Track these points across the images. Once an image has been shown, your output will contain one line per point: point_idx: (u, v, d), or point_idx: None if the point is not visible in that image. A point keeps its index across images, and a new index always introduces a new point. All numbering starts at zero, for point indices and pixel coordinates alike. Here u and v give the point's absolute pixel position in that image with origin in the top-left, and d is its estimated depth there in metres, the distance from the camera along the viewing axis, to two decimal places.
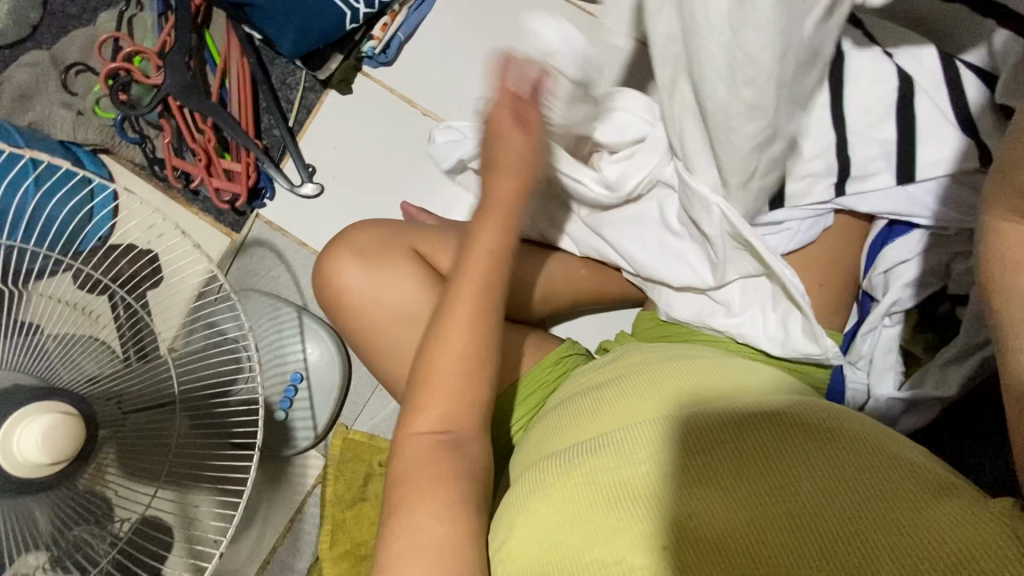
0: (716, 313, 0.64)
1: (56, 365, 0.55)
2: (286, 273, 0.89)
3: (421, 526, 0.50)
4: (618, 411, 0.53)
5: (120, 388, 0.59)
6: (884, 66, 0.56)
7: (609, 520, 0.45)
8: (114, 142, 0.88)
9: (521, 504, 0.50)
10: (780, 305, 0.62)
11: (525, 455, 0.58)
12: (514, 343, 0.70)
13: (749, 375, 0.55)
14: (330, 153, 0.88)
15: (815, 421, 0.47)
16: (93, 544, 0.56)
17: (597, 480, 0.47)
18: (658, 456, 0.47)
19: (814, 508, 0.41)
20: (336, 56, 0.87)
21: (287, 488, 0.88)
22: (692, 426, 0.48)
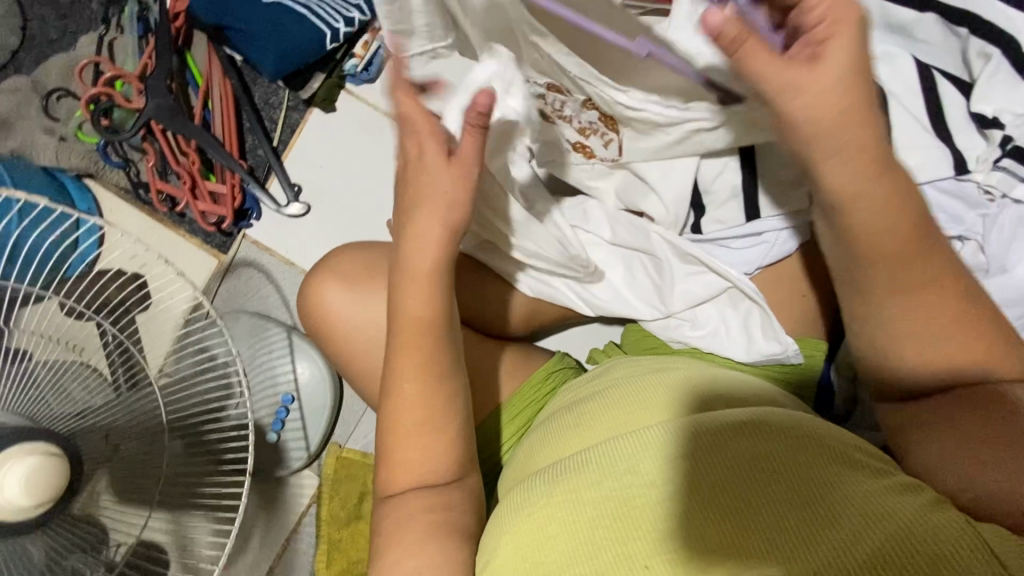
0: (683, 327, 0.66)
1: (46, 397, 0.55)
2: (275, 293, 0.88)
3: (411, 551, 0.52)
4: (602, 425, 0.54)
5: (109, 419, 0.59)
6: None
7: (596, 529, 0.45)
8: (98, 167, 0.88)
9: (511, 520, 0.49)
10: (742, 305, 0.64)
11: (513, 473, 0.58)
12: (504, 359, 0.70)
13: (734, 386, 0.56)
14: (314, 171, 0.88)
15: (796, 430, 0.47)
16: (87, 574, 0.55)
17: (583, 488, 0.47)
18: (642, 464, 0.47)
19: (796, 515, 0.41)
20: (318, 75, 0.86)
21: (279, 509, 0.88)
22: (686, 434, 0.47)
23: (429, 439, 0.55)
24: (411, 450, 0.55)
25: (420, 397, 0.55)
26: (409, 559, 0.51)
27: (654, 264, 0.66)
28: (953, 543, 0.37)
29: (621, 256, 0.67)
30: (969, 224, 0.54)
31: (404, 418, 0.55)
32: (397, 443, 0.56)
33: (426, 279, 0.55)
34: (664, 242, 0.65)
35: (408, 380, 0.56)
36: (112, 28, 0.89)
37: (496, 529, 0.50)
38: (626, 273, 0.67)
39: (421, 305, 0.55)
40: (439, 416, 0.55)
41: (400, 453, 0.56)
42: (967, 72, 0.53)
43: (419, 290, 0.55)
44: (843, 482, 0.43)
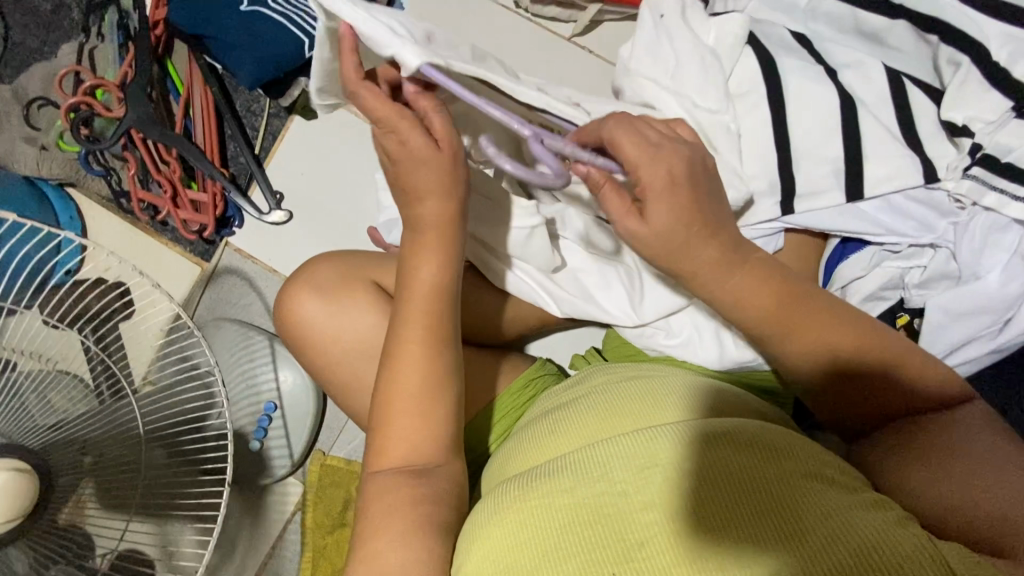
0: (658, 336, 0.65)
1: (29, 406, 0.56)
2: (257, 300, 0.88)
3: (390, 552, 0.50)
4: (577, 434, 0.53)
5: (95, 428, 0.59)
6: (826, 86, 0.54)
7: (568, 537, 0.44)
8: (79, 176, 0.88)
9: (483, 528, 0.48)
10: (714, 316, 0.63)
11: (488, 482, 0.58)
12: (483, 367, 0.70)
13: (710, 392, 0.55)
14: (296, 179, 0.88)
15: (769, 440, 0.47)
16: None
17: (556, 496, 0.46)
18: (616, 472, 0.46)
19: (766, 530, 0.41)
20: (298, 83, 0.85)
21: (264, 515, 0.88)
22: (659, 441, 0.47)
23: (411, 442, 0.54)
24: (393, 453, 0.54)
25: (422, 371, 0.54)
26: (388, 559, 0.50)
27: (623, 272, 0.67)
28: (918, 560, 0.37)
29: (595, 263, 0.68)
30: (940, 231, 0.54)
31: (387, 416, 0.54)
32: (376, 450, 0.55)
33: (436, 244, 0.54)
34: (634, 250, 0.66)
35: (412, 355, 0.54)
36: (92, 36, 0.89)
37: (468, 536, 0.49)
38: (600, 278, 0.67)
39: (427, 294, 0.54)
40: (426, 425, 0.54)
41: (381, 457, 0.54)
42: (939, 80, 0.54)
43: (433, 258, 0.54)
44: (813, 491, 0.43)
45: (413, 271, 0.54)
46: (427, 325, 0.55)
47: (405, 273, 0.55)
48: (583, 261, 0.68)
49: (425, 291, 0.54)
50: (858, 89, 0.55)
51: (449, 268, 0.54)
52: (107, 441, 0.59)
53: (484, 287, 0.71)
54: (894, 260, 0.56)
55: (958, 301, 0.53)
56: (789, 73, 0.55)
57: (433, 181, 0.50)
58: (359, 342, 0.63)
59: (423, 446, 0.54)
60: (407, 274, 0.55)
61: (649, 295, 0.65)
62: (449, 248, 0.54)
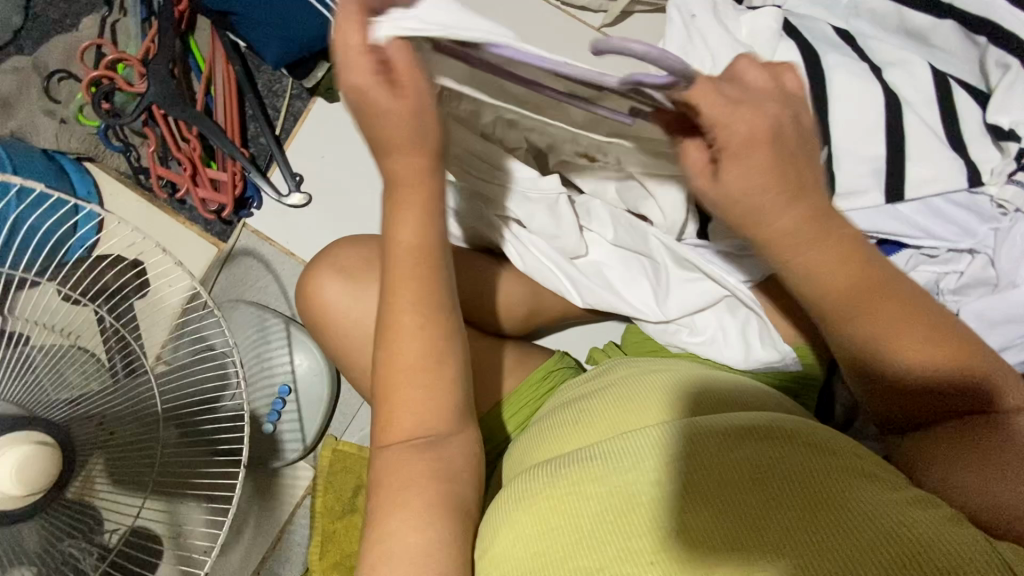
0: (681, 333, 0.65)
1: (43, 382, 0.55)
2: (274, 283, 0.88)
3: (411, 537, 0.49)
4: (604, 426, 0.53)
5: (107, 405, 0.58)
6: (870, 83, 0.53)
7: (601, 525, 0.44)
8: (99, 151, 0.87)
9: (509, 516, 0.48)
10: (739, 312, 0.63)
11: (507, 472, 0.58)
12: (502, 358, 0.69)
13: (734, 390, 0.55)
14: (317, 162, 0.87)
15: (802, 436, 0.46)
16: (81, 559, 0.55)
17: (587, 484, 0.46)
18: (648, 462, 0.46)
19: (804, 521, 0.40)
20: (322, 64, 0.85)
21: (275, 498, 0.88)
22: (691, 432, 0.47)
23: (432, 430, 0.53)
24: (416, 435, 0.53)
25: (441, 348, 0.54)
26: (413, 546, 0.49)
27: (650, 267, 0.66)
28: (960, 551, 0.37)
29: (619, 257, 0.67)
30: (979, 236, 0.53)
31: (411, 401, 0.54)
32: (397, 440, 0.54)
33: (417, 206, 0.52)
34: (663, 246, 0.64)
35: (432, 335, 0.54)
36: (115, 9, 0.88)
37: (494, 524, 0.49)
38: (624, 270, 0.67)
39: (421, 260, 0.53)
40: (451, 413, 0.54)
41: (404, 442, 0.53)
42: (984, 83, 0.54)
43: (417, 217, 0.52)
44: (850, 487, 0.42)
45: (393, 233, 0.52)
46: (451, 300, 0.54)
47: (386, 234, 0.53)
48: (607, 254, 0.67)
49: (409, 251, 0.52)
50: (901, 87, 0.54)
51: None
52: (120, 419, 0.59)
53: (506, 278, 0.70)
54: (930, 265, 0.55)
55: (994, 308, 0.52)
56: (832, 67, 0.54)
57: (414, 136, 0.48)
58: None
59: (445, 431, 0.54)
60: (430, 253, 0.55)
61: (675, 292, 0.64)
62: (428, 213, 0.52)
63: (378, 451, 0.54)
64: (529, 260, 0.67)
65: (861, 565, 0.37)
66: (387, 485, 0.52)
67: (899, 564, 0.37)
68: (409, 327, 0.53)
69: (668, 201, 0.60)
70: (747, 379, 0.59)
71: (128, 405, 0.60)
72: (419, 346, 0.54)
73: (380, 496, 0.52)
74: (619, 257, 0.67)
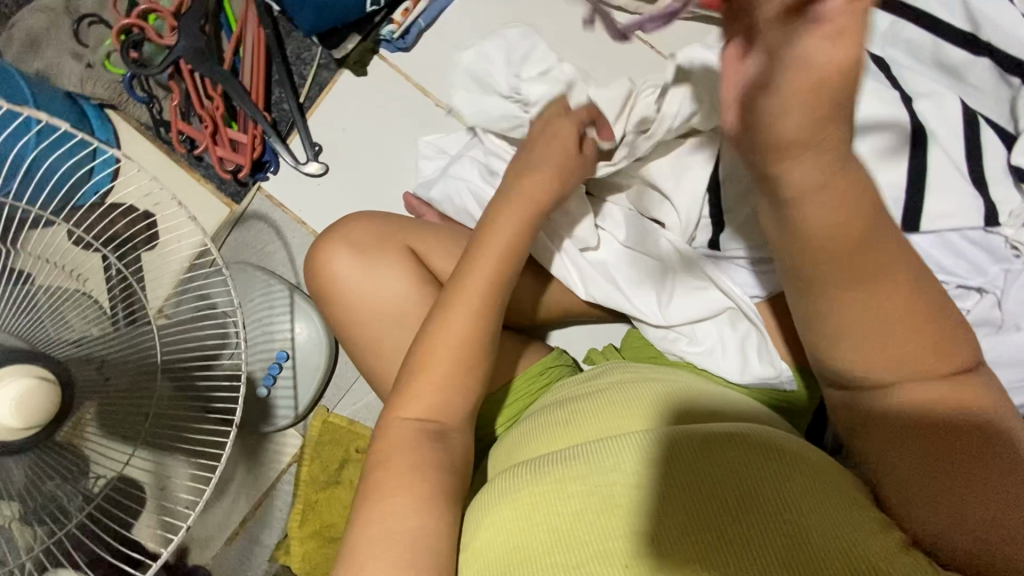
0: (680, 341, 0.65)
1: (43, 321, 0.55)
2: (282, 249, 0.88)
3: (393, 514, 0.50)
4: (594, 427, 0.54)
5: (105, 351, 0.58)
6: (901, 112, 0.53)
7: (580, 523, 0.45)
8: (120, 98, 0.87)
9: (492, 506, 0.49)
10: (740, 325, 0.63)
11: (497, 463, 0.58)
12: (502, 348, 0.70)
13: (724, 404, 0.56)
14: (338, 134, 0.87)
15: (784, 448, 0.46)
16: (66, 500, 0.55)
17: (571, 482, 0.46)
18: (632, 465, 0.46)
19: (773, 532, 0.41)
20: (354, 36, 0.86)
21: (262, 464, 0.89)
22: (677, 438, 0.47)
23: (434, 403, 0.55)
24: (414, 408, 0.54)
25: (473, 338, 0.55)
26: (399, 526, 0.49)
27: (658, 270, 0.66)
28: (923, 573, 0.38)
29: (626, 258, 0.68)
30: (991, 276, 0.53)
31: (415, 375, 0.55)
32: (395, 420, 0.54)
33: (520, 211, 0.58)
34: (674, 250, 0.65)
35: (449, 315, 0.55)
36: None
37: (479, 510, 0.50)
38: (631, 272, 0.67)
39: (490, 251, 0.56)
40: (448, 397, 0.54)
41: (401, 420, 0.54)
42: (1014, 124, 0.54)
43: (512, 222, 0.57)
44: (827, 504, 0.43)
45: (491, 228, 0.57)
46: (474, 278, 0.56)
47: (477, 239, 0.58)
48: (615, 254, 0.68)
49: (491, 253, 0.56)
50: (930, 118, 0.54)
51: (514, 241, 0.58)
52: (116, 366, 0.59)
53: (516, 269, 0.70)
54: None
55: (998, 349, 0.52)
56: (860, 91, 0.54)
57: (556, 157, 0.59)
58: (386, 304, 0.62)
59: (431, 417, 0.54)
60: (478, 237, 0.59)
61: (680, 298, 0.64)
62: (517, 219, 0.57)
63: (378, 429, 0.55)
64: (540, 248, 0.67)
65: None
66: (377, 459, 0.53)
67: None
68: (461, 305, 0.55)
69: (681, 205, 0.64)
70: (741, 395, 0.59)
71: (126, 355, 0.60)
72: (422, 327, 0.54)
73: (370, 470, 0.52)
74: (628, 258, 0.67)
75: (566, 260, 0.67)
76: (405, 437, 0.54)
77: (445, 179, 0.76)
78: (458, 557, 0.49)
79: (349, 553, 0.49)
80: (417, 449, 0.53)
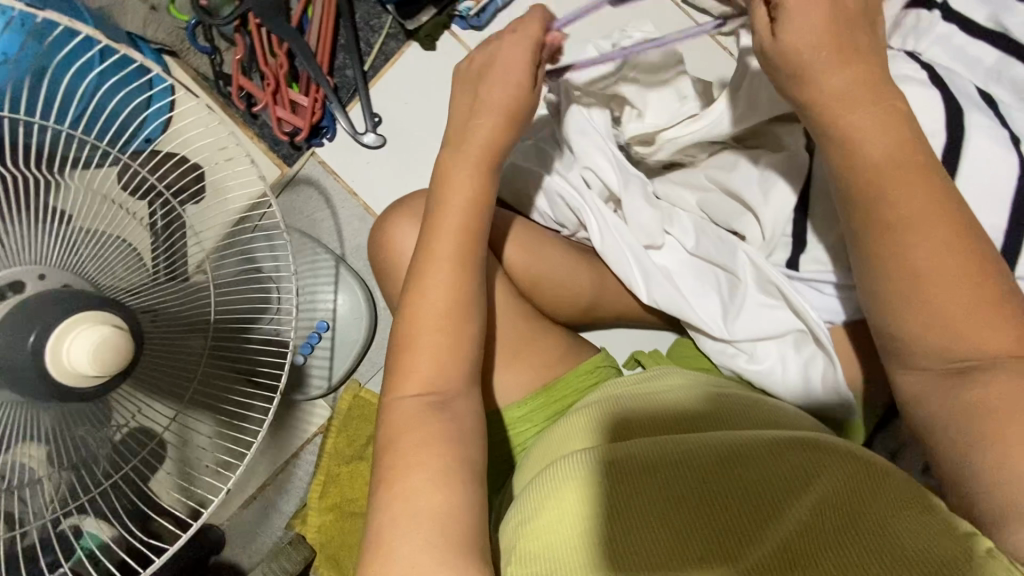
0: (738, 358, 0.66)
1: (86, 266, 0.51)
2: (331, 219, 0.86)
3: (444, 502, 0.49)
4: (637, 430, 0.58)
5: (153, 304, 0.55)
6: (989, 154, 0.55)
7: (626, 512, 0.49)
8: (182, 46, 0.85)
9: (549, 495, 0.51)
10: (804, 349, 0.63)
11: (541, 456, 0.59)
12: (553, 344, 0.69)
13: (758, 407, 0.59)
14: (400, 108, 0.86)
15: (804, 444, 0.51)
16: (92, 450, 0.52)
17: (615, 475, 0.51)
18: (667, 461, 0.51)
19: (799, 519, 0.45)
20: (429, 9, 0.84)
21: (287, 432, 0.88)
22: (706, 442, 0.52)
23: (451, 377, 0.55)
24: (437, 372, 0.55)
25: (455, 291, 0.56)
26: (452, 514, 0.48)
27: (725, 283, 0.66)
28: (941, 546, 0.41)
29: (693, 267, 0.68)
30: None
31: (436, 349, 0.55)
32: (433, 399, 0.54)
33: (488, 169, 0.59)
34: (749, 264, 0.64)
35: (441, 266, 0.56)
36: None
37: (537, 497, 0.52)
38: (696, 282, 0.68)
39: (460, 201, 0.57)
40: None
41: (405, 384, 0.55)
42: None
43: (470, 174, 0.58)
44: (847, 489, 0.47)
45: (466, 182, 0.58)
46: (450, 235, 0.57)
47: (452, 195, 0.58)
48: (682, 261, 0.69)
49: (453, 213, 0.57)
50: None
51: (485, 197, 0.58)
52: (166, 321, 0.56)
53: (576, 265, 0.70)
54: None
55: None
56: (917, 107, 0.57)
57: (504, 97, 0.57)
58: None
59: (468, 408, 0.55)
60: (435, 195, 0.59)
61: (745, 313, 0.65)
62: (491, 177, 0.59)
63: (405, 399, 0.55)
64: (608, 242, 0.68)
65: (852, 556, 0.42)
66: (402, 425, 0.53)
67: (887, 554, 0.42)
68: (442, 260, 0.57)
69: (769, 220, 0.63)
70: (799, 410, 0.61)
71: (173, 309, 0.57)
72: (433, 282, 0.56)
73: (402, 443, 0.52)
74: (694, 268, 0.68)
75: (583, 206, 0.70)
76: (461, 422, 0.53)
77: (511, 165, 0.76)
78: (513, 542, 0.50)
79: (389, 539, 0.48)
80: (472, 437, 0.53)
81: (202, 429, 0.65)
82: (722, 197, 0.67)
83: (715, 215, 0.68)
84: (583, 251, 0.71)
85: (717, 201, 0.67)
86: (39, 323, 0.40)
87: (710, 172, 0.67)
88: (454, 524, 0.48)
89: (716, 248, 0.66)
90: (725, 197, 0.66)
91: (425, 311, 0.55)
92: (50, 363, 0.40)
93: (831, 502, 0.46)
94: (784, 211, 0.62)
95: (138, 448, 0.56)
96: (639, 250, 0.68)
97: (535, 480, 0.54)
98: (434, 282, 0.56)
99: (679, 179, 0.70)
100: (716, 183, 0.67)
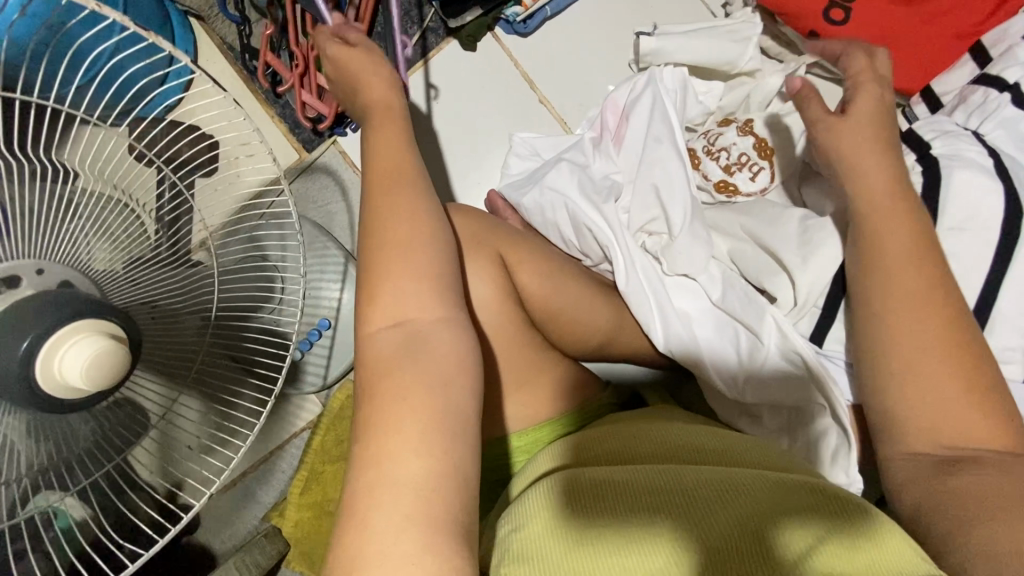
0: (743, 419, 0.65)
1: (91, 235, 0.48)
2: (344, 212, 0.85)
3: None
4: (644, 460, 0.55)
5: (160, 278, 0.53)
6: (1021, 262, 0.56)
7: (624, 534, 0.46)
8: (210, 11, 0.81)
9: (547, 514, 0.48)
10: (819, 422, 0.61)
11: (527, 478, 0.56)
12: (560, 378, 0.67)
13: (773, 457, 0.57)
14: (430, 107, 0.83)
15: (814, 490, 0.48)
16: (74, 425, 0.46)
17: (619, 498, 0.49)
18: (672, 489, 0.49)
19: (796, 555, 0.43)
20: (475, 9, 0.81)
21: (277, 423, 0.86)
22: (712, 477, 0.50)
23: None
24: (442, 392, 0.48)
25: (422, 263, 0.49)
26: None
27: (745, 341, 0.64)
28: None
29: (714, 319, 0.66)
30: None
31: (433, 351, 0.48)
32: None
33: (394, 130, 0.55)
34: (775, 328, 0.63)
35: (419, 242, 0.50)
36: None
37: (530, 510, 0.49)
38: (716, 335, 0.65)
39: (394, 162, 0.53)
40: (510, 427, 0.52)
41: (378, 336, 0.47)
42: None
43: (391, 141, 0.54)
44: (847, 530, 0.44)
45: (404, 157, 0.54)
46: (389, 194, 0.51)
47: (408, 161, 0.54)
48: (702, 312, 0.66)
49: (388, 166, 0.53)
50: None
51: (402, 154, 0.54)
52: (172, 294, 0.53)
53: (594, 299, 0.67)
54: None
55: None
56: (956, 189, 0.58)
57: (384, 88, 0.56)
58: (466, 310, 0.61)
59: None
60: (363, 152, 0.54)
61: (763, 375, 0.63)
62: (398, 143, 0.55)
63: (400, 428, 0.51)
64: (632, 285, 0.66)
65: None
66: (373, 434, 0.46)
67: None
68: (389, 232, 0.50)
69: (801, 282, 0.62)
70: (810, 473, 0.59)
71: (178, 285, 0.54)
72: (399, 238, 0.49)
73: (376, 406, 0.44)
74: (715, 321, 0.66)
75: (608, 240, 0.68)
76: None
77: (541, 188, 0.73)
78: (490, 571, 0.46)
79: None
80: (464, 414, 0.45)
81: (188, 412, 0.58)
82: (753, 249, 0.66)
83: (738, 267, 0.67)
84: (601, 285, 0.69)
85: (748, 251, 0.66)
86: (33, 327, 0.38)
87: (747, 218, 0.67)
88: (433, 505, 0.41)
89: (741, 301, 0.65)
90: (753, 252, 0.66)
91: (409, 275, 0.48)
92: (39, 374, 0.38)
93: (830, 538, 0.44)
94: (814, 276, 0.61)
95: (122, 424, 0.49)
96: (658, 290, 0.66)
97: (519, 500, 0.51)
98: (406, 239, 0.49)
99: (712, 220, 0.70)
100: (746, 237, 0.67)
